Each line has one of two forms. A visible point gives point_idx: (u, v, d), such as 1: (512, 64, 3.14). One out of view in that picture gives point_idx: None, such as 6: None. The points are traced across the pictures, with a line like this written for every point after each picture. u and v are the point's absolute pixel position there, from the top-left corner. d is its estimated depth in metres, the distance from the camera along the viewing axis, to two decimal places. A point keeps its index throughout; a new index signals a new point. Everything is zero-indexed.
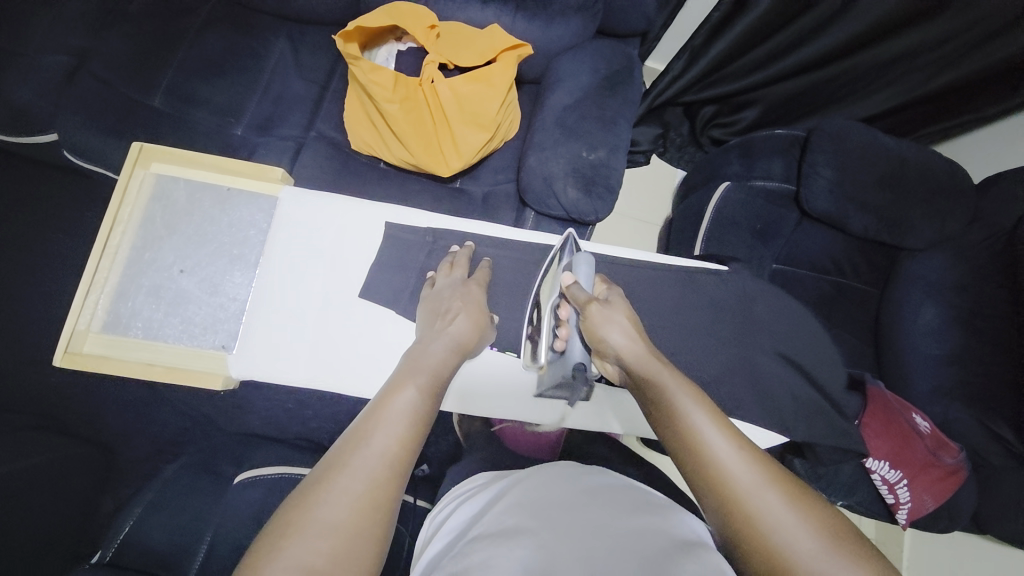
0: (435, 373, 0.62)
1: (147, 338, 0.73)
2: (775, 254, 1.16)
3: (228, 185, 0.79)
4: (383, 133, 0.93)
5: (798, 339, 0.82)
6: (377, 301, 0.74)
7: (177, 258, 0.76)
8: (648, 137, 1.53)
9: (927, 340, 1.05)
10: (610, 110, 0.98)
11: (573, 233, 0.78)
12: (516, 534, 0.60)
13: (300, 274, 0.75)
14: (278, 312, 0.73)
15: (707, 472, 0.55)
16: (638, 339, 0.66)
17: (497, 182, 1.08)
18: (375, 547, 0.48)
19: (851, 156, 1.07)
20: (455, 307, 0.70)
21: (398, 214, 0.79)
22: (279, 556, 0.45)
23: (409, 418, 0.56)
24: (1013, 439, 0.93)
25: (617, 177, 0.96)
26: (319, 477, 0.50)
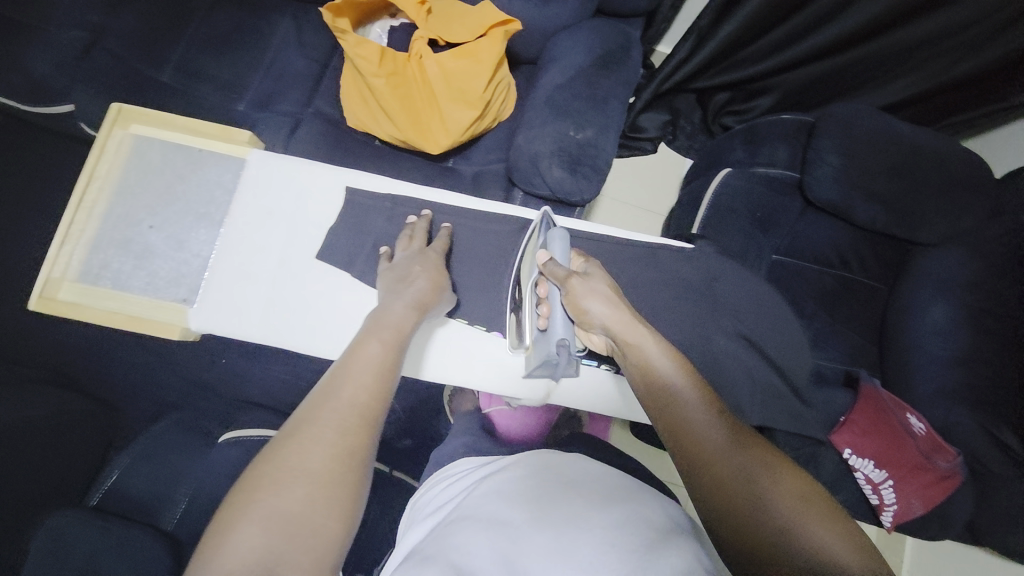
0: (398, 330, 0.64)
1: (115, 289, 0.77)
2: (775, 244, 1.11)
3: (199, 147, 0.82)
4: (373, 109, 0.95)
5: (773, 331, 0.82)
6: (333, 262, 0.76)
7: (148, 215, 0.80)
8: (655, 124, 1.50)
9: (934, 340, 0.99)
10: (601, 90, 0.96)
11: (548, 209, 0.75)
12: (498, 518, 0.61)
13: (261, 234, 0.77)
14: (239, 270, 0.75)
15: (683, 434, 0.60)
16: (621, 313, 0.66)
17: (488, 162, 1.08)
18: (348, 495, 0.50)
19: (859, 142, 1.01)
20: (416, 271, 0.72)
21: (369, 182, 0.80)
22: (255, 505, 0.47)
23: (375, 371, 0.59)
24: (1015, 445, 0.91)
25: (605, 158, 0.95)
26: (290, 430, 0.52)
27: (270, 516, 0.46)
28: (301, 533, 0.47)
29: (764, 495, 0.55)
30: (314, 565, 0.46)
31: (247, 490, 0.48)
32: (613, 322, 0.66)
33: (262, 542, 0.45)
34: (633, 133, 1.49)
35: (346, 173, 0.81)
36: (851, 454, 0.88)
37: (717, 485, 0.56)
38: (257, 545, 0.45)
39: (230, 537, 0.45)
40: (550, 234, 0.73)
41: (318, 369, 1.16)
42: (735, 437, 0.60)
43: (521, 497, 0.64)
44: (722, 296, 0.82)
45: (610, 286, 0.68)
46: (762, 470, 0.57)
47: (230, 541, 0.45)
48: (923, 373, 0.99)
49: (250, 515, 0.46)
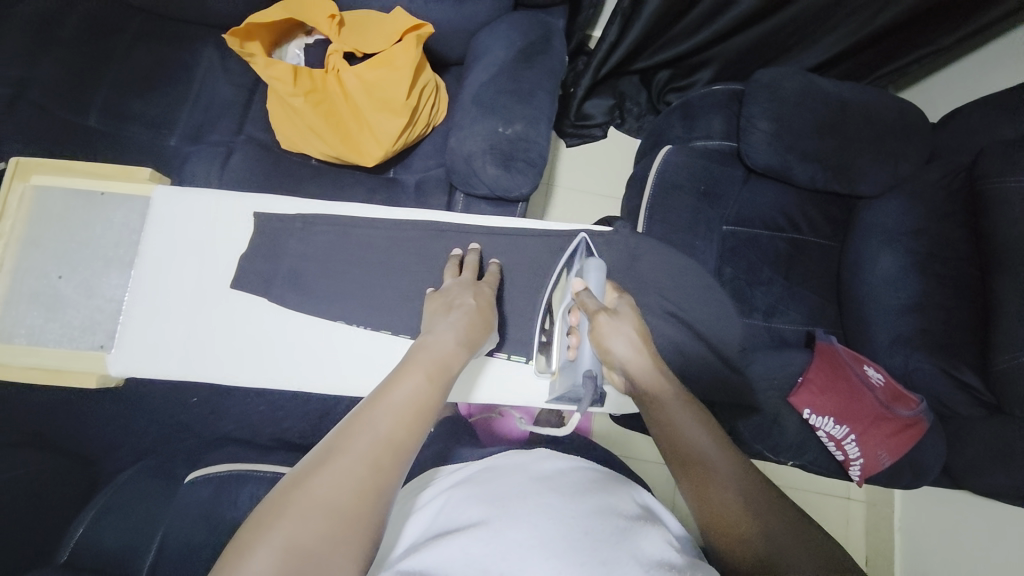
0: (443, 364, 0.63)
1: (31, 344, 0.76)
2: (723, 215, 1.12)
3: (103, 190, 0.81)
4: (301, 130, 0.93)
5: (712, 306, 0.83)
6: (249, 290, 0.75)
7: (57, 265, 0.78)
8: (602, 109, 1.48)
9: (886, 289, 0.99)
10: (526, 82, 0.95)
11: (584, 236, 0.81)
12: (471, 524, 0.58)
13: (168, 270, 0.76)
14: (157, 310, 0.75)
15: (680, 463, 0.61)
16: (641, 352, 0.66)
17: (427, 168, 1.07)
18: (367, 535, 0.48)
19: (789, 104, 1.02)
20: (466, 302, 0.73)
21: (292, 205, 0.80)
22: (273, 534, 0.45)
23: (413, 406, 0.58)
24: (978, 385, 0.89)
25: (538, 150, 0.93)
26: (321, 456, 0.51)
27: (286, 545, 0.44)
28: (315, 568, 0.44)
29: (765, 529, 0.53)
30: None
31: (267, 514, 0.46)
32: (626, 359, 0.66)
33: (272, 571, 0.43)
34: (580, 122, 1.48)
35: (254, 197, 0.80)
36: (810, 414, 0.89)
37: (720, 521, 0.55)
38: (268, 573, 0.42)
39: (244, 566, 0.43)
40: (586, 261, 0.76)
41: (287, 395, 1.16)
42: (738, 464, 0.59)
43: (500, 497, 0.62)
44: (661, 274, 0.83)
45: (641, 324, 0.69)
46: (765, 504, 0.55)
47: (242, 564, 0.43)
48: (880, 324, 0.99)
49: (267, 543, 0.44)
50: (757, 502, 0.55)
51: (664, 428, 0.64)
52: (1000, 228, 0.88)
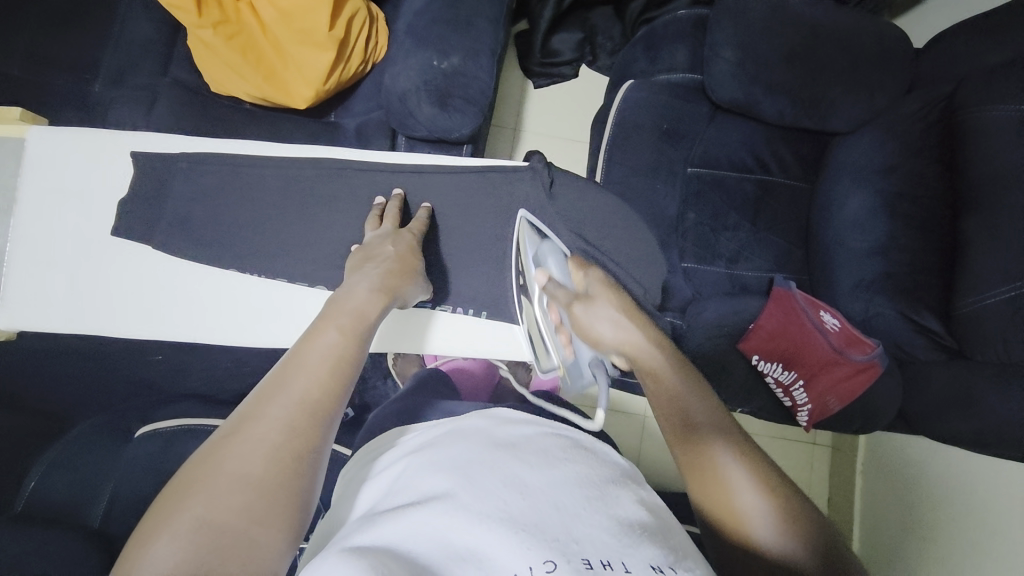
0: (359, 317, 0.60)
1: None
2: (685, 156, 1.05)
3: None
4: (221, 71, 0.87)
5: (633, 245, 0.81)
6: (129, 236, 0.73)
7: None
8: (569, 45, 1.37)
9: (853, 231, 0.94)
10: (463, 9, 0.86)
11: (526, 214, 0.78)
12: (430, 494, 0.48)
13: (49, 217, 0.73)
14: (35, 259, 0.72)
15: (676, 440, 0.56)
16: (630, 330, 0.64)
17: (368, 111, 0.99)
18: (292, 503, 0.45)
19: (755, 28, 0.93)
20: (384, 253, 0.70)
21: (207, 145, 0.76)
22: (180, 516, 0.41)
23: (331, 361, 0.54)
24: (940, 330, 0.86)
25: (479, 86, 0.86)
26: (229, 430, 0.47)
27: (198, 525, 0.41)
28: (233, 544, 0.41)
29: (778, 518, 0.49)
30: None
31: (174, 498, 0.43)
32: (619, 347, 0.64)
33: (182, 555, 0.39)
34: (547, 60, 1.38)
35: (136, 134, 0.75)
36: (759, 359, 0.91)
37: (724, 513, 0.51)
38: (176, 556, 0.39)
39: (146, 552, 0.39)
40: (541, 248, 0.76)
41: (245, 352, 1.16)
42: (754, 461, 0.52)
43: (462, 457, 0.52)
44: (576, 209, 0.80)
45: (614, 289, 0.70)
46: (765, 486, 0.50)
47: (147, 553, 0.39)
48: (846, 268, 0.94)
49: (174, 526, 0.41)
50: (784, 510, 0.49)
51: (664, 414, 0.58)
52: (975, 162, 0.82)
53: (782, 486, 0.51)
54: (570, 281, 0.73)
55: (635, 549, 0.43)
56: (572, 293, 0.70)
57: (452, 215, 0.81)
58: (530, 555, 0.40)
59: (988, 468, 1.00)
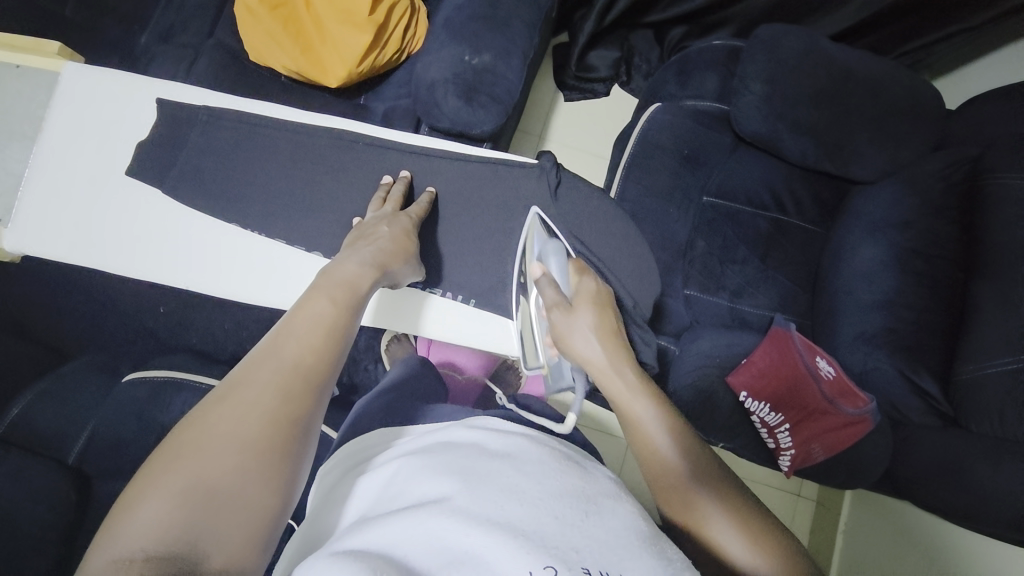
0: (351, 289, 0.61)
1: None
2: (703, 184, 1.05)
3: (17, 62, 0.79)
4: (264, 40, 0.90)
5: (634, 260, 0.81)
6: (143, 179, 0.75)
7: None
8: (605, 62, 1.39)
9: (862, 282, 0.92)
10: (502, 11, 0.89)
11: (536, 211, 0.78)
12: (426, 500, 0.47)
13: (71, 150, 0.76)
14: (50, 188, 0.75)
15: (665, 493, 0.54)
16: (601, 348, 0.64)
17: (397, 98, 1.01)
18: (287, 466, 0.45)
19: (787, 66, 0.94)
20: (380, 232, 0.71)
21: (234, 105, 0.79)
22: (169, 476, 0.40)
23: (322, 330, 0.55)
24: (937, 393, 0.84)
25: (506, 86, 0.88)
26: (220, 394, 0.47)
27: (191, 484, 0.40)
28: (227, 504, 0.41)
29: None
30: (243, 537, 0.40)
31: (163, 458, 0.42)
32: (596, 368, 0.63)
33: (172, 514, 0.38)
34: (581, 74, 1.40)
35: (167, 85, 0.79)
36: (747, 396, 0.89)
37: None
38: (167, 515, 0.38)
39: (132, 513, 0.38)
40: (545, 244, 0.75)
41: (244, 315, 1.18)
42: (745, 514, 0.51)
43: (454, 463, 0.52)
44: (581, 216, 0.81)
45: (602, 297, 0.69)
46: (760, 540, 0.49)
47: (135, 513, 0.38)
48: (850, 317, 0.92)
49: (163, 486, 0.40)
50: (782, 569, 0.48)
51: (661, 489, 0.54)
52: (996, 230, 0.82)
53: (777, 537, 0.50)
54: (567, 286, 0.71)
55: (633, 559, 0.43)
56: (563, 298, 0.69)
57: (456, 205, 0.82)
58: (530, 559, 0.40)
59: (969, 546, 0.97)
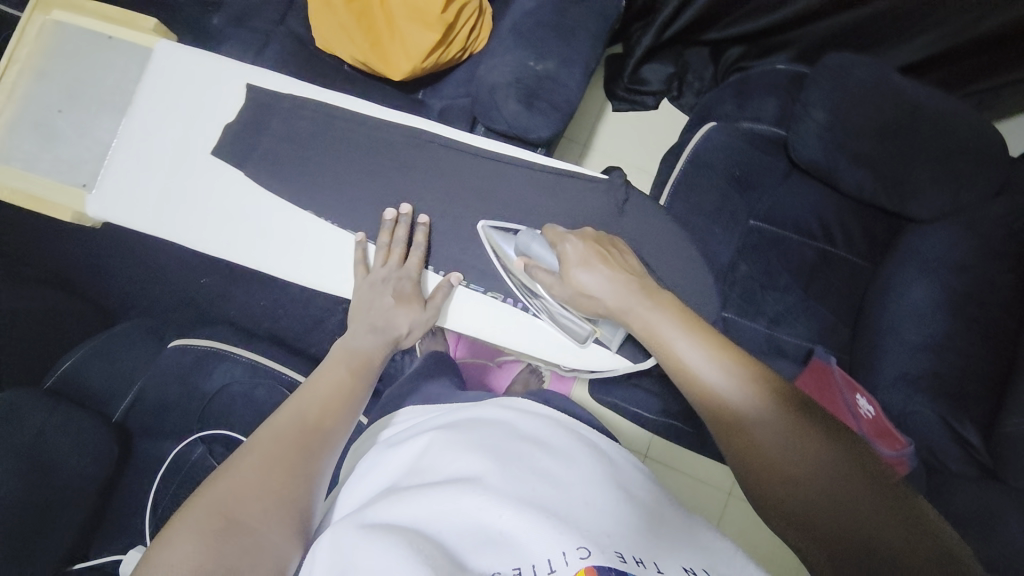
0: (366, 359, 0.72)
1: (24, 170, 0.79)
2: (751, 208, 1.04)
3: (109, 34, 0.83)
4: (335, 31, 0.93)
5: (693, 278, 0.82)
6: (225, 158, 0.78)
7: (59, 100, 0.82)
8: (659, 76, 1.38)
9: (910, 323, 0.90)
10: (570, 20, 0.89)
11: (480, 223, 0.80)
12: (459, 480, 0.57)
13: (160, 124, 0.79)
14: (137, 159, 0.78)
15: (720, 418, 0.55)
16: (619, 285, 0.68)
17: (455, 96, 1.02)
18: (296, 505, 0.57)
19: (854, 96, 0.93)
20: (384, 301, 0.74)
21: (308, 93, 0.81)
22: (200, 514, 0.52)
23: (335, 393, 0.67)
24: (978, 444, 0.82)
25: (566, 94, 0.89)
26: (248, 446, 0.59)
27: (220, 522, 0.52)
28: (245, 535, 0.52)
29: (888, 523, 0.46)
30: (258, 558, 0.52)
31: (200, 496, 0.54)
32: (617, 302, 0.68)
33: (198, 546, 0.50)
34: (633, 85, 1.39)
35: (252, 69, 0.81)
36: None
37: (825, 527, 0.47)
38: (194, 548, 0.49)
39: (170, 542, 0.50)
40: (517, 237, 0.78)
41: None
42: (805, 439, 0.51)
43: (484, 450, 0.61)
44: (635, 227, 0.81)
45: (593, 244, 0.73)
46: (821, 462, 0.50)
47: (169, 544, 0.50)
48: (893, 357, 0.90)
49: (195, 523, 0.51)
50: (844, 481, 0.48)
51: (713, 412, 0.56)
52: None
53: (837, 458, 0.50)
54: (550, 258, 0.74)
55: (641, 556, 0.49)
56: (554, 271, 0.73)
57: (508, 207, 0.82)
58: (566, 541, 0.48)
59: None
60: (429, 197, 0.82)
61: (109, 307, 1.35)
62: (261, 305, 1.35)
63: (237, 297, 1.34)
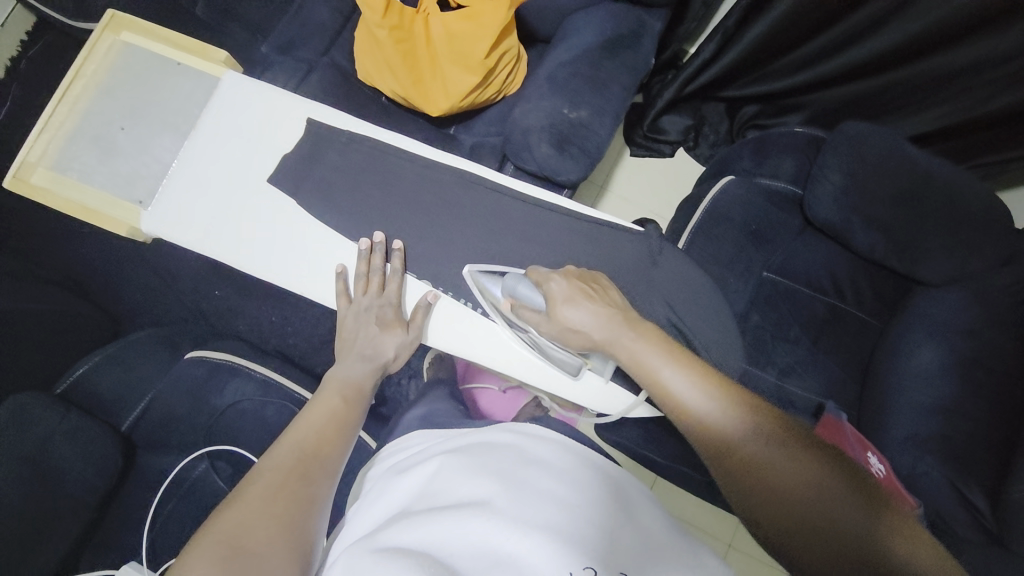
0: (359, 387, 0.76)
1: (81, 181, 0.84)
2: (764, 260, 1.07)
3: (178, 61, 0.90)
4: (377, 65, 0.97)
5: (720, 329, 0.83)
6: (281, 187, 0.81)
7: (121, 117, 0.87)
8: (677, 127, 1.45)
9: (918, 384, 0.92)
10: (604, 73, 0.94)
11: (469, 268, 0.80)
12: (468, 505, 0.59)
13: (218, 147, 0.82)
14: (191, 178, 0.81)
15: (708, 442, 0.60)
16: (604, 317, 0.70)
17: (487, 134, 1.06)
18: (296, 527, 0.60)
19: (868, 163, 0.98)
20: (358, 333, 0.78)
21: (357, 126, 0.85)
22: (208, 545, 0.56)
23: (331, 421, 0.72)
24: (984, 509, 0.82)
25: (596, 141, 0.93)
26: (249, 479, 0.64)
27: (226, 550, 0.56)
28: (250, 561, 0.56)
29: (878, 538, 0.53)
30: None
31: (206, 530, 0.58)
32: (604, 331, 0.70)
33: (209, 570, 0.54)
34: (652, 134, 1.45)
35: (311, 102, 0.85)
36: None
37: (824, 541, 0.53)
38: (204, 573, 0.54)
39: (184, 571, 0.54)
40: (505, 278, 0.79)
41: None
42: (785, 455, 0.57)
43: (492, 477, 0.63)
44: (659, 272, 0.83)
45: (577, 280, 0.74)
46: (802, 474, 0.56)
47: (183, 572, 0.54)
48: (901, 417, 0.91)
49: (203, 553, 0.55)
50: (823, 489, 0.55)
51: (711, 443, 0.60)
52: None
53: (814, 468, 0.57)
54: (536, 298, 0.74)
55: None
56: (539, 311, 0.74)
57: (541, 251, 0.83)
58: (572, 562, 0.52)
59: None
60: (461, 230, 0.84)
61: (119, 312, 1.36)
62: (271, 320, 1.35)
63: (247, 310, 1.36)
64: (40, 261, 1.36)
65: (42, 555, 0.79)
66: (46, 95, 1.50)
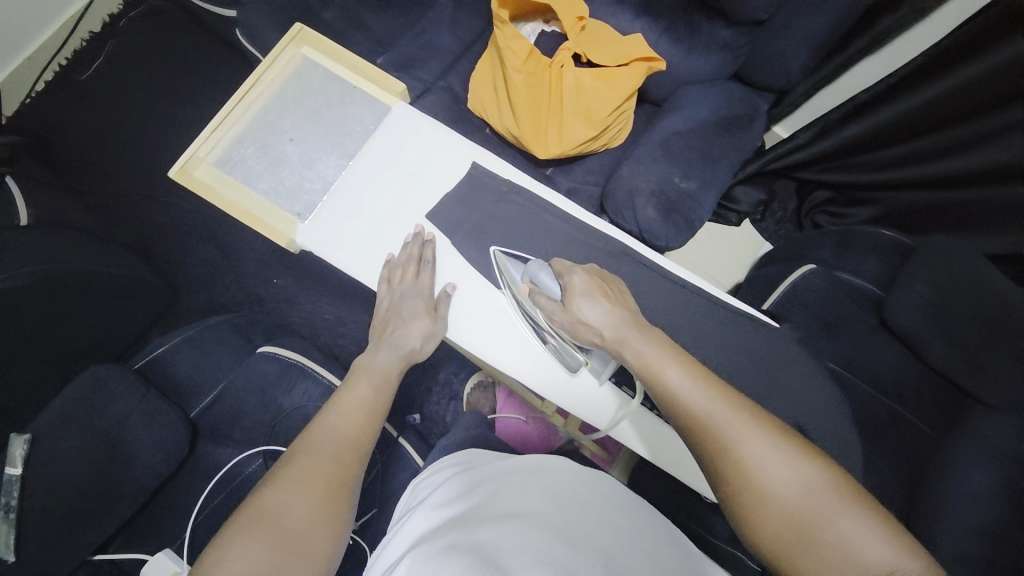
0: (386, 375, 0.80)
1: (244, 183, 0.93)
2: (834, 352, 1.10)
3: (355, 84, 1.00)
4: (500, 101, 1.00)
5: None
6: (438, 223, 0.89)
7: (291, 129, 0.96)
8: (749, 199, 1.48)
9: (964, 503, 0.84)
10: (717, 150, 0.98)
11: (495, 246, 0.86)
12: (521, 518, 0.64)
13: (380, 173, 0.92)
14: (351, 201, 0.90)
15: (701, 439, 0.61)
16: (616, 312, 0.70)
17: (586, 181, 1.08)
18: (335, 514, 0.65)
19: (953, 279, 1.00)
20: (392, 311, 0.84)
21: (495, 165, 0.92)
22: (257, 526, 0.60)
23: (365, 410, 0.76)
24: None
25: (698, 213, 0.96)
26: (286, 465, 0.68)
27: (272, 531, 0.60)
28: (298, 544, 0.61)
29: (859, 536, 0.52)
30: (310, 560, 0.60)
31: (251, 512, 0.62)
32: (613, 323, 0.69)
33: (260, 548, 0.58)
34: (724, 202, 1.49)
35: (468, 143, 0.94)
36: None
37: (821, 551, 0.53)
38: (257, 551, 0.58)
39: (234, 545, 0.58)
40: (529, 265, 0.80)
41: None
42: (778, 459, 0.57)
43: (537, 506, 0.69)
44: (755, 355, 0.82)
45: (597, 279, 0.74)
46: (794, 476, 0.56)
47: (229, 549, 0.58)
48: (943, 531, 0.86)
49: (252, 534, 0.59)
50: (821, 500, 0.54)
51: (704, 439, 0.60)
52: None
53: (807, 476, 0.56)
54: (555, 288, 0.76)
55: None
56: (555, 299, 0.75)
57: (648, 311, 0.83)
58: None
59: None
60: None
61: (178, 285, 1.37)
62: (325, 318, 1.36)
63: (304, 303, 1.36)
64: (116, 225, 1.39)
65: (97, 527, 0.79)
66: (139, 58, 1.51)
